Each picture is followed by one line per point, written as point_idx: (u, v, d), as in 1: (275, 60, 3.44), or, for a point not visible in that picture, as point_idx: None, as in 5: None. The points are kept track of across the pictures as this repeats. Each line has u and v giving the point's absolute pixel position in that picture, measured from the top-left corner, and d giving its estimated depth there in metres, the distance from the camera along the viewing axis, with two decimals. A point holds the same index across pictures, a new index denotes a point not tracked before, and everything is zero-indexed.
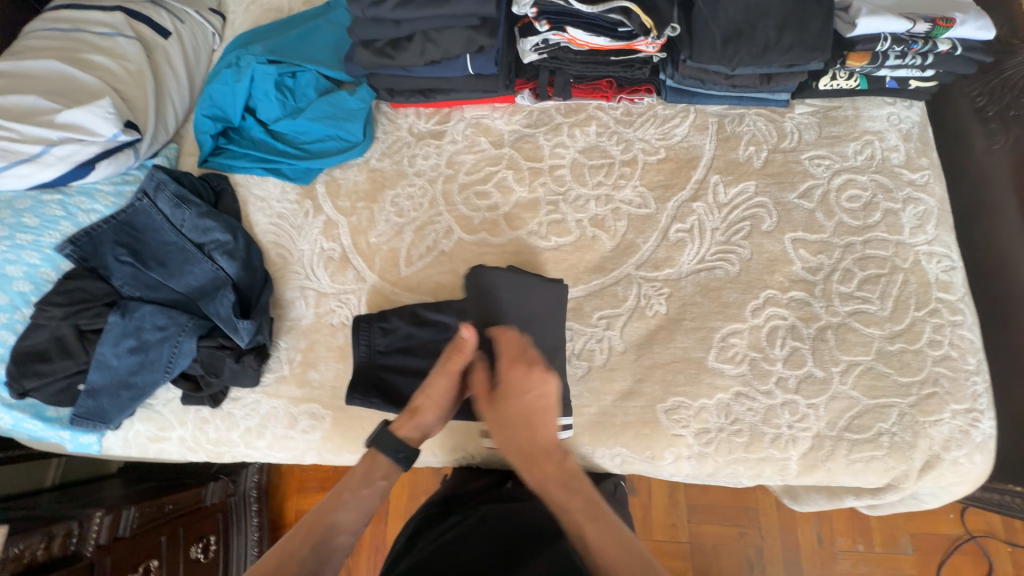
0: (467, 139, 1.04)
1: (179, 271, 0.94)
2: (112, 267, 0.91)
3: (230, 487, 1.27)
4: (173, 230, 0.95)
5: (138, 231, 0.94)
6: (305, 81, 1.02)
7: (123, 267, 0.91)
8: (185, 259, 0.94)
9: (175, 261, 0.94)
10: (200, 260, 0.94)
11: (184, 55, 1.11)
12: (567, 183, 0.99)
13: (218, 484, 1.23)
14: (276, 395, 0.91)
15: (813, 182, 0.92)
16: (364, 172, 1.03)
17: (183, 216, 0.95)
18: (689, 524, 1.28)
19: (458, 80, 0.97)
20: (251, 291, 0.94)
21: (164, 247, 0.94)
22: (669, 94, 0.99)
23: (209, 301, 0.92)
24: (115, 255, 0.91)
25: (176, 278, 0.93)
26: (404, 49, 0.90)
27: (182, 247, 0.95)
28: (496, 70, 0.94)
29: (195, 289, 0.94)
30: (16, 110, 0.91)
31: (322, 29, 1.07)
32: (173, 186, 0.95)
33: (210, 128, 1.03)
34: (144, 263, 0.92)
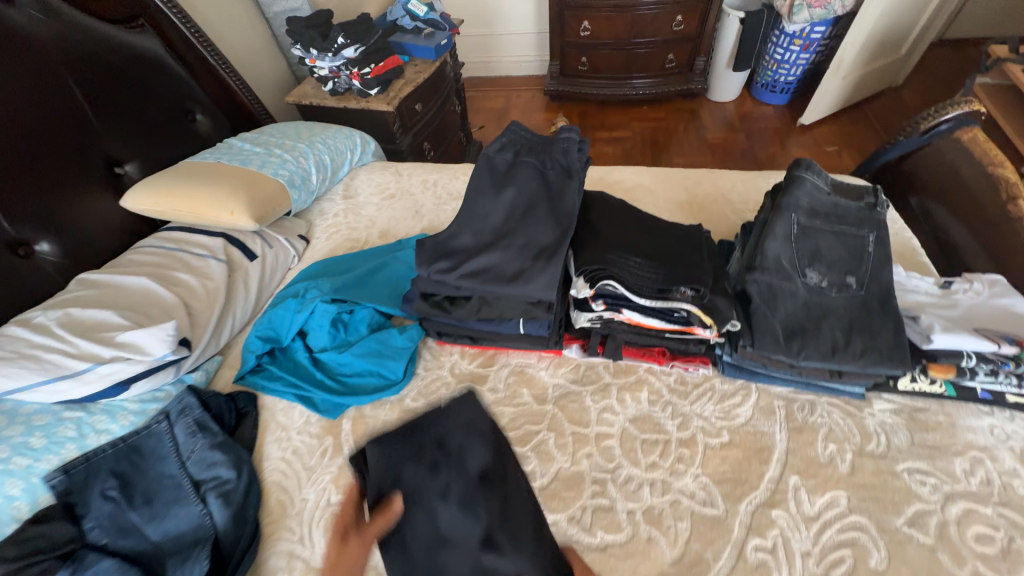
0: (509, 389, 0.99)
1: (162, 513, 0.81)
2: (92, 504, 0.80)
3: None
4: (177, 461, 0.86)
5: (141, 458, 0.86)
6: (360, 316, 1.05)
7: (104, 505, 0.80)
8: (176, 497, 0.83)
9: (164, 498, 0.83)
10: (190, 501, 0.82)
11: (260, 275, 1.22)
12: (616, 457, 0.87)
13: None
14: None
15: (921, 507, 0.76)
16: (396, 412, 0.97)
17: (194, 446, 0.87)
18: None
19: (507, 337, 0.97)
20: (231, 554, 0.78)
21: (159, 480, 0.85)
22: (726, 367, 0.93)
23: (179, 562, 0.76)
24: (102, 489, 0.81)
25: (154, 523, 0.80)
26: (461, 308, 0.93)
27: (178, 483, 0.84)
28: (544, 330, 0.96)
29: (174, 536, 0.80)
30: (86, 323, 0.95)
31: (388, 267, 1.16)
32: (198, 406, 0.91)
33: (257, 348, 1.04)
34: (129, 500, 0.81)
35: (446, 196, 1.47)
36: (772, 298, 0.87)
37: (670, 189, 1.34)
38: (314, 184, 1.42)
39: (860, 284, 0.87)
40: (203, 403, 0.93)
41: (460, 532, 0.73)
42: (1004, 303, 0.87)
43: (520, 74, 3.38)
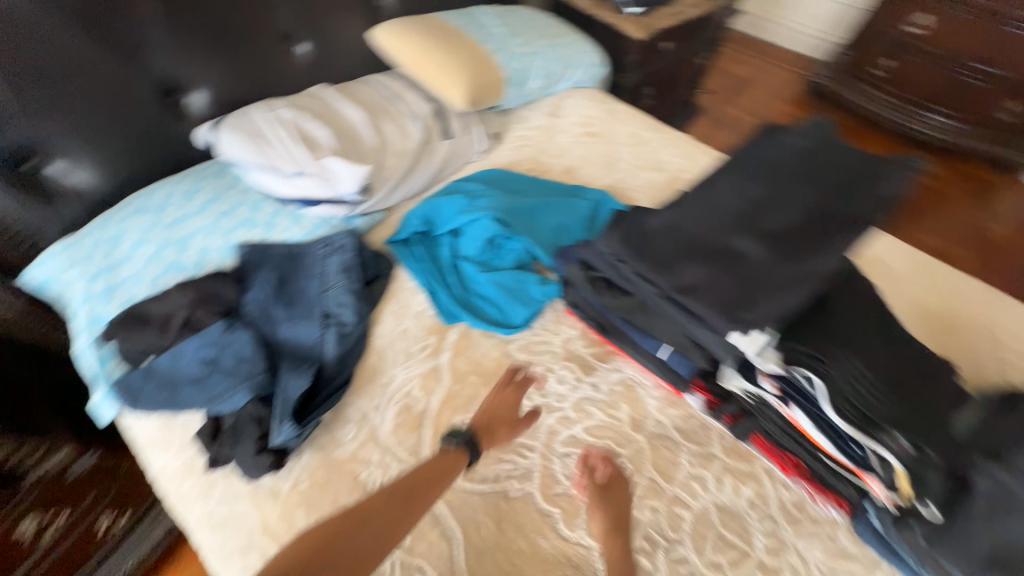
0: (610, 395, 0.92)
1: (293, 318, 0.93)
2: (254, 284, 0.94)
3: None
4: (320, 286, 0.96)
5: (297, 266, 0.98)
6: (512, 248, 1.03)
7: (261, 289, 0.94)
8: (305, 317, 0.93)
9: (299, 311, 0.94)
10: (315, 322, 0.93)
11: (445, 157, 1.23)
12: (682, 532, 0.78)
13: None
14: (258, 503, 0.80)
15: None
16: (497, 351, 0.96)
17: (336, 281, 0.97)
18: None
19: (698, 332, 0.70)
20: (326, 385, 0.89)
21: (301, 291, 0.96)
22: (863, 527, 0.75)
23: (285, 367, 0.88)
24: (264, 277, 0.95)
25: (286, 324, 0.93)
26: (648, 279, 0.76)
27: (313, 302, 0.95)
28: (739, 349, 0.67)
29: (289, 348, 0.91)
30: (306, 134, 1.07)
31: (557, 211, 1.09)
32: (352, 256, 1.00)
33: (415, 225, 1.08)
34: (278, 295, 0.95)
35: (644, 163, 1.31)
36: (1008, 506, 0.61)
37: (921, 287, 1.03)
38: (529, 90, 1.36)
39: None
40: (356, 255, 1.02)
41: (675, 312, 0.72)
42: None
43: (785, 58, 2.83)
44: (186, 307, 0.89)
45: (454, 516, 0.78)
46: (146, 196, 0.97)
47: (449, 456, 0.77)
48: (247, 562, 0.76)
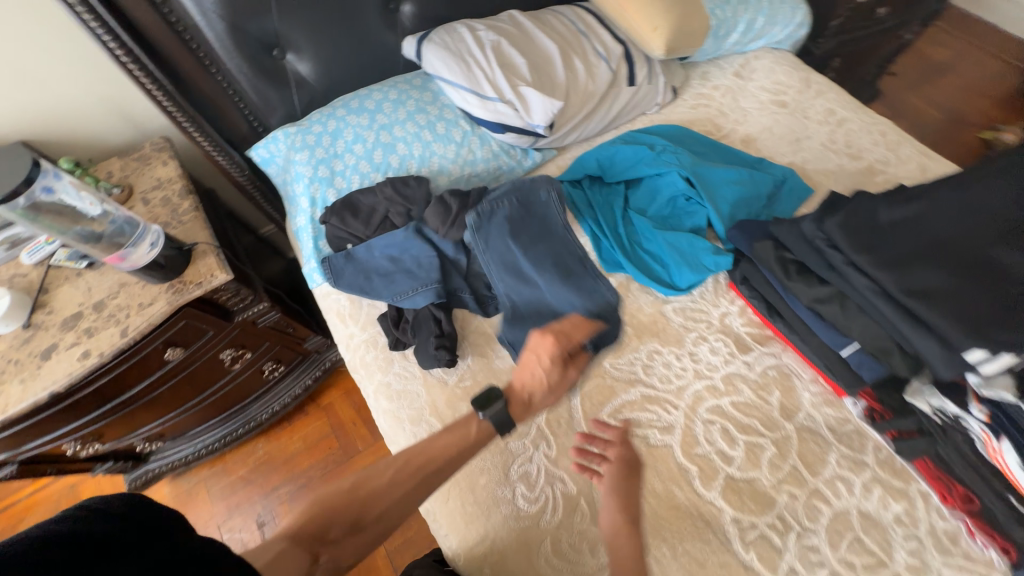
0: (762, 377, 0.91)
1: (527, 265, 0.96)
2: (495, 221, 0.98)
3: (322, 346, 1.60)
4: (554, 232, 1.00)
5: (529, 204, 1.01)
6: (690, 209, 1.01)
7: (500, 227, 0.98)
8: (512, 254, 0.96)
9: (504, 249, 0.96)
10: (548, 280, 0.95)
11: (625, 104, 1.19)
12: (820, 524, 0.78)
13: (320, 340, 1.55)
14: (427, 387, 0.92)
15: None
16: (653, 307, 0.98)
17: (564, 234, 1.00)
18: None
19: (917, 338, 0.66)
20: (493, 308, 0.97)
21: (535, 238, 0.99)
22: None
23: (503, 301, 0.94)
24: (501, 216, 0.99)
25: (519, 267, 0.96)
26: (862, 273, 0.71)
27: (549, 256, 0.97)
28: (976, 372, 0.62)
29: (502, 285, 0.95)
30: (505, 58, 1.07)
31: (743, 181, 1.01)
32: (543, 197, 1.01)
33: (590, 168, 1.10)
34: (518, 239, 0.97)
35: (841, 144, 1.17)
36: None
37: None
38: (727, 45, 1.30)
39: None
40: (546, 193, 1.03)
41: (889, 305, 0.68)
42: None
43: (1006, 43, 2.34)
44: (385, 203, 0.98)
45: None
46: (362, 97, 1.06)
47: (472, 432, 0.74)
48: (416, 432, 0.88)
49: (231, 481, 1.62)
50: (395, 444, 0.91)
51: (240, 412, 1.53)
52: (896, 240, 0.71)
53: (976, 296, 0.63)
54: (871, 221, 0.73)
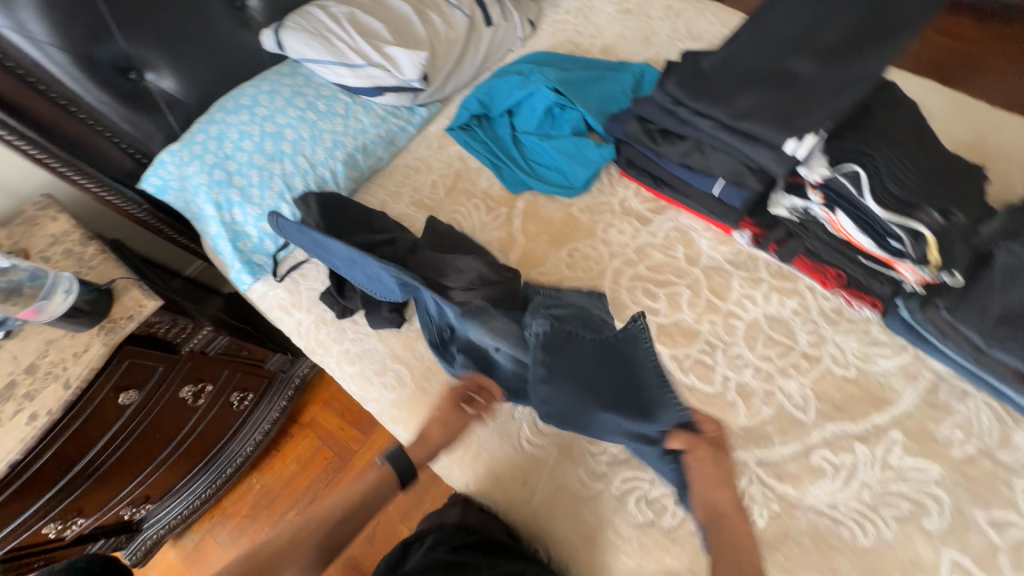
0: (666, 240, 1.04)
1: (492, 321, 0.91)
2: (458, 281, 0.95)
3: (285, 363, 1.59)
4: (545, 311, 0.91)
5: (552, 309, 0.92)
6: (568, 117, 1.11)
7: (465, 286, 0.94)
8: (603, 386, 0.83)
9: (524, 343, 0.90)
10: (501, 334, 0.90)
11: (490, 45, 1.27)
12: (736, 336, 0.93)
13: (280, 357, 1.54)
14: (384, 341, 0.99)
15: (1016, 518, 0.75)
16: (562, 212, 1.09)
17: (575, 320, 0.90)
18: None
19: (751, 149, 0.80)
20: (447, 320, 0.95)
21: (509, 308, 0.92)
22: (895, 322, 0.89)
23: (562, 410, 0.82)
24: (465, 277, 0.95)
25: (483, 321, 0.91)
26: (702, 115, 0.85)
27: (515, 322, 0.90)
28: (796, 161, 0.78)
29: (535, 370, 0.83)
30: (363, 26, 1.12)
31: (606, 83, 1.14)
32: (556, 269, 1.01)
33: (473, 109, 1.17)
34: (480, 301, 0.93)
35: (683, 32, 1.32)
36: (1015, 276, 0.80)
37: (963, 118, 1.06)
38: None
39: None
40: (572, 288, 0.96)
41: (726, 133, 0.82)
42: None
43: None
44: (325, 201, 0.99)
45: None
46: (235, 97, 1.07)
47: (375, 478, 0.87)
48: (385, 381, 0.96)
49: (236, 523, 1.61)
50: (370, 400, 0.97)
51: (221, 454, 1.50)
52: (720, 80, 0.84)
53: (782, 103, 0.79)
54: (699, 71, 0.87)
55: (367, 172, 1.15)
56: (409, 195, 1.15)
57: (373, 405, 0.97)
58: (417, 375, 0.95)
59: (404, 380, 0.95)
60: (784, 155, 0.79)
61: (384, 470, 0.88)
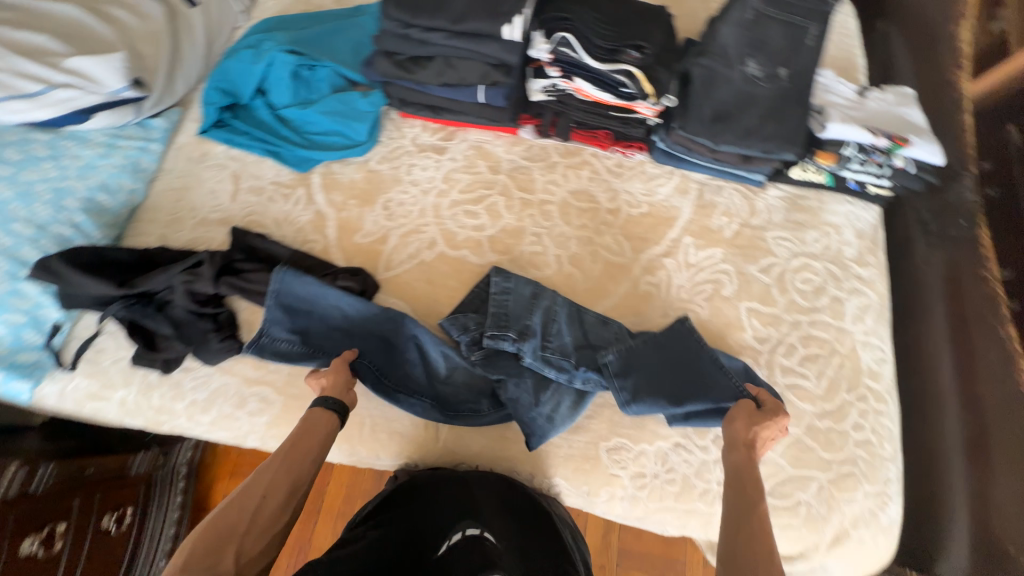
0: (467, 160, 1.09)
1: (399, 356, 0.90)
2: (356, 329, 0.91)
3: (159, 459, 1.25)
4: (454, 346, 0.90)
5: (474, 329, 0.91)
6: (321, 75, 1.05)
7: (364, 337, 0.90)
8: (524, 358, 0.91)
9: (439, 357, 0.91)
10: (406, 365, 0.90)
11: (207, 27, 1.12)
12: (553, 218, 1.04)
13: (148, 454, 1.21)
14: (230, 373, 0.90)
15: (773, 260, 1.00)
16: (362, 172, 1.06)
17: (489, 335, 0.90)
18: (617, 569, 1.36)
19: (485, 48, 0.89)
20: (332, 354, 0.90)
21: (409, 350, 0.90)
22: (659, 154, 1.07)
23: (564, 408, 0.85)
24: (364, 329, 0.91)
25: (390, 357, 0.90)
26: (434, 31, 0.90)
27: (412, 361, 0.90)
28: (519, 42, 0.89)
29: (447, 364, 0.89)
30: (22, 45, 0.92)
31: (348, 31, 1.10)
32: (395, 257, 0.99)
33: (217, 101, 1.04)
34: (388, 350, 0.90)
35: None
36: (711, 82, 0.98)
37: None
38: None
39: (788, 77, 0.98)
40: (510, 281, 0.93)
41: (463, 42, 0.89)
42: (901, 111, 1.02)
43: None
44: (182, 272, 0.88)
45: (393, 294, 0.97)
46: None
47: (315, 417, 0.75)
48: (250, 409, 0.89)
49: None
50: (245, 435, 0.90)
51: None
52: None
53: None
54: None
55: (123, 211, 0.98)
56: (190, 217, 1.02)
57: (251, 439, 0.90)
58: (282, 387, 0.90)
59: (270, 399, 0.89)
60: (509, 41, 0.88)
61: (330, 413, 0.76)
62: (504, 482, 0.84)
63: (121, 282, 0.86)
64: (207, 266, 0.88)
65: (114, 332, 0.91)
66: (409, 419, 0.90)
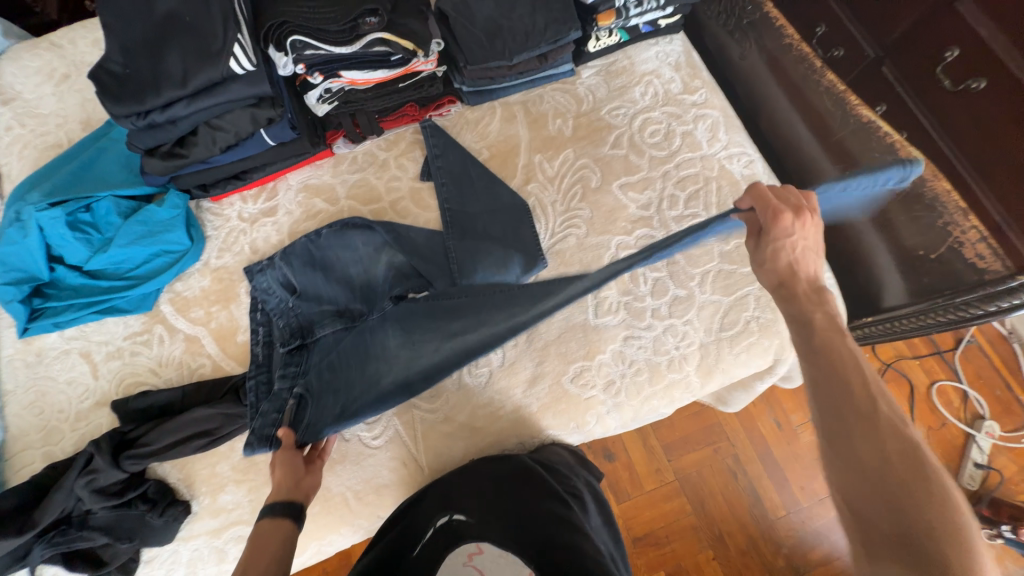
0: (301, 205, 1.02)
1: (388, 380, 0.85)
2: (337, 395, 0.86)
3: None
4: (399, 348, 0.86)
5: (404, 322, 0.88)
6: (104, 210, 0.95)
7: (347, 399, 0.85)
8: (412, 315, 0.88)
9: (385, 385, 0.85)
10: (394, 382, 0.84)
11: None
12: (410, 211, 1.00)
13: None
14: (193, 537, 0.84)
15: (618, 131, 1.01)
16: (208, 275, 0.98)
17: (412, 324, 0.87)
18: (671, 465, 1.40)
19: (233, 91, 0.80)
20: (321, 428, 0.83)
21: (390, 375, 0.85)
22: (470, 97, 1.04)
23: (558, 293, 0.82)
24: (340, 387, 0.86)
25: (385, 382, 0.85)
26: (172, 104, 0.80)
27: (396, 379, 0.85)
28: (260, 67, 0.81)
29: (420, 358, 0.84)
30: None
31: (109, 151, 1.01)
32: (262, 353, 0.90)
33: (16, 294, 0.91)
34: (372, 388, 0.85)
35: None
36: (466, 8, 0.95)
37: None
38: None
39: None
40: (296, 273, 0.94)
41: (203, 98, 0.80)
42: None
43: None
44: (132, 442, 0.84)
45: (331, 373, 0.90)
46: None
47: (258, 536, 0.72)
48: (234, 555, 0.83)
49: None
50: None
51: None
52: (143, 64, 0.79)
53: (205, 38, 0.78)
54: (121, 74, 0.79)
55: None
56: (65, 419, 0.92)
57: None
58: (252, 516, 0.84)
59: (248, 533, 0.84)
60: (249, 73, 0.80)
61: (268, 519, 0.74)
62: (490, 463, 0.82)
63: (22, 527, 0.77)
64: (99, 456, 0.80)
65: (54, 573, 0.83)
66: (389, 467, 0.86)
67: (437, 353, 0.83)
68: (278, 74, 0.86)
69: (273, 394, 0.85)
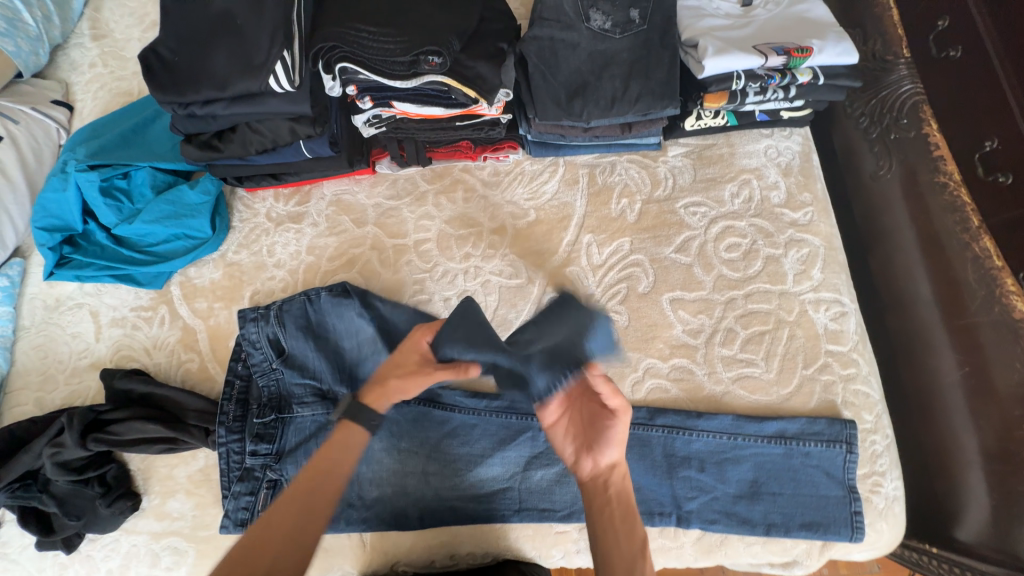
0: (328, 220, 0.96)
1: (373, 495, 0.79)
2: None
3: None
4: (390, 462, 0.80)
5: (400, 434, 0.81)
6: (140, 179, 0.94)
7: None
8: (402, 421, 0.82)
9: (366, 500, 0.79)
10: (377, 501, 0.79)
11: (21, 160, 1.00)
12: (434, 257, 0.90)
13: None
14: (136, 531, 0.83)
15: (690, 233, 0.85)
16: (221, 268, 0.95)
17: (407, 437, 0.81)
18: None
19: (274, 105, 0.75)
20: None
21: (374, 490, 0.79)
22: (532, 148, 0.91)
23: (561, 472, 0.78)
24: None
25: (367, 495, 0.79)
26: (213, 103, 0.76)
27: (379, 494, 0.79)
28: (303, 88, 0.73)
29: (411, 482, 0.79)
30: None
31: (163, 118, 0.99)
32: (235, 414, 0.83)
33: (47, 241, 0.92)
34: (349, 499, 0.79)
35: None
36: (552, 55, 0.82)
37: None
38: (34, 27, 1.08)
39: (642, 18, 0.82)
40: (287, 334, 0.86)
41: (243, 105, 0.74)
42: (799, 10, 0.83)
43: None
44: (102, 423, 0.84)
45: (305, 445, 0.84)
46: None
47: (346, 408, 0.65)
48: (166, 564, 0.82)
49: None
50: None
51: None
52: (193, 57, 0.74)
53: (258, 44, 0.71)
54: (170, 60, 0.74)
55: None
56: (62, 372, 0.94)
57: None
58: (191, 532, 0.82)
59: (184, 548, 0.82)
60: (290, 93, 0.74)
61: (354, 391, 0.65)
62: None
63: None
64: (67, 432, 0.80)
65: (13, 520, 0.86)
66: (332, 533, 0.80)
67: (437, 483, 0.79)
68: (325, 92, 0.78)
69: (246, 474, 0.81)
